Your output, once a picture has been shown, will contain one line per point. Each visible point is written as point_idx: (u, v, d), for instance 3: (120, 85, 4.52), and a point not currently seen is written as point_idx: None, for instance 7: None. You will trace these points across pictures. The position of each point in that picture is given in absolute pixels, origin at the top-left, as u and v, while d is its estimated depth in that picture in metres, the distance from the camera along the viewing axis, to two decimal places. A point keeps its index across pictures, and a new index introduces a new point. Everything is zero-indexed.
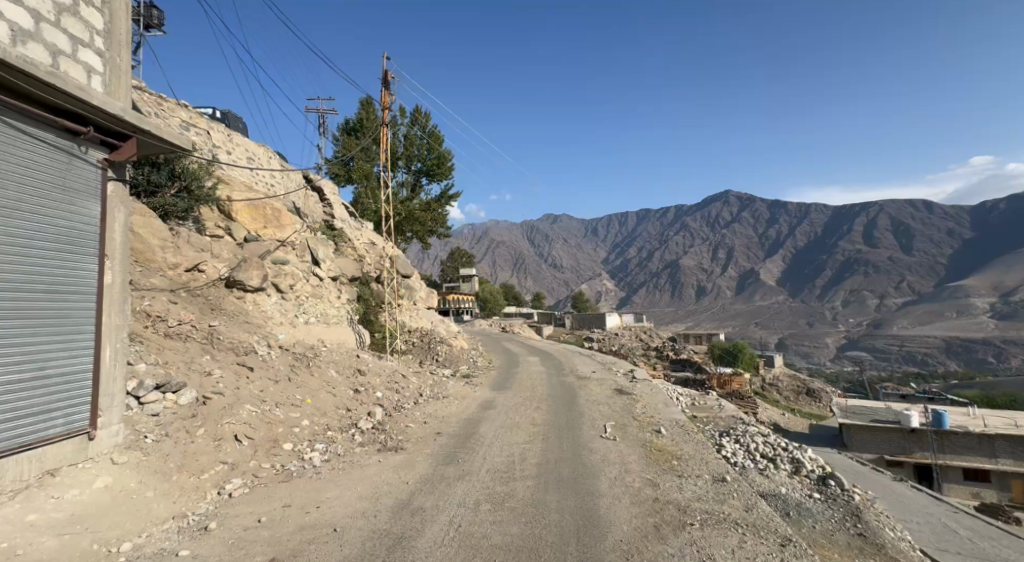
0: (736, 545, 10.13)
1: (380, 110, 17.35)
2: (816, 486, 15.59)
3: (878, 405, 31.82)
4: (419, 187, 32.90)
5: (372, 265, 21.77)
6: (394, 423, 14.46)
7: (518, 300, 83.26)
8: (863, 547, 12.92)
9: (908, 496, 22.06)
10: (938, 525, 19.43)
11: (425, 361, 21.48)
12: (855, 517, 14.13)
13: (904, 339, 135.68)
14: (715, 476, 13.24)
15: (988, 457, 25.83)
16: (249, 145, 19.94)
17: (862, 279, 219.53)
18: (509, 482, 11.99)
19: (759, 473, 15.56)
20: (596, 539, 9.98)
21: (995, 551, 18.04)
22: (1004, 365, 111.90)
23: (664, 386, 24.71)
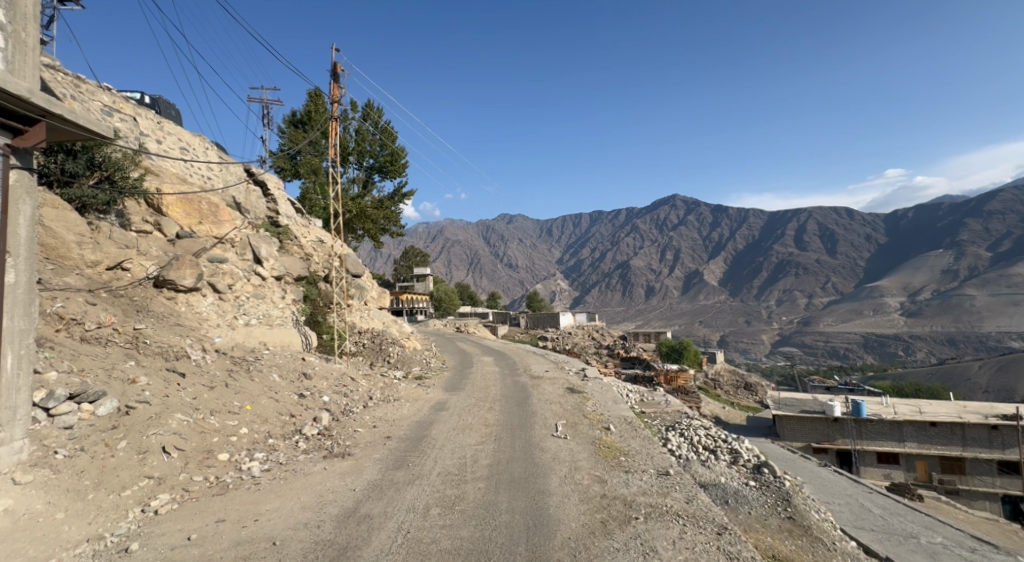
0: (679, 536, 10.23)
1: (329, 103, 16.61)
2: (752, 475, 15.97)
3: (806, 397, 32.74)
4: (371, 184, 32.00)
5: (319, 264, 20.93)
6: (342, 428, 13.87)
7: (473, 300, 82.26)
8: (792, 529, 13.50)
9: (831, 479, 23.02)
10: (856, 505, 20.28)
11: (376, 363, 20.84)
12: (785, 502, 14.60)
13: (831, 334, 144.08)
14: (660, 471, 13.23)
15: (896, 441, 27.28)
16: (182, 135, 18.76)
17: (796, 280, 230.69)
18: (460, 485, 11.61)
19: (701, 465, 15.81)
20: (545, 538, 9.80)
21: (903, 526, 18.96)
22: (911, 357, 120.78)
23: (613, 383, 24.83)
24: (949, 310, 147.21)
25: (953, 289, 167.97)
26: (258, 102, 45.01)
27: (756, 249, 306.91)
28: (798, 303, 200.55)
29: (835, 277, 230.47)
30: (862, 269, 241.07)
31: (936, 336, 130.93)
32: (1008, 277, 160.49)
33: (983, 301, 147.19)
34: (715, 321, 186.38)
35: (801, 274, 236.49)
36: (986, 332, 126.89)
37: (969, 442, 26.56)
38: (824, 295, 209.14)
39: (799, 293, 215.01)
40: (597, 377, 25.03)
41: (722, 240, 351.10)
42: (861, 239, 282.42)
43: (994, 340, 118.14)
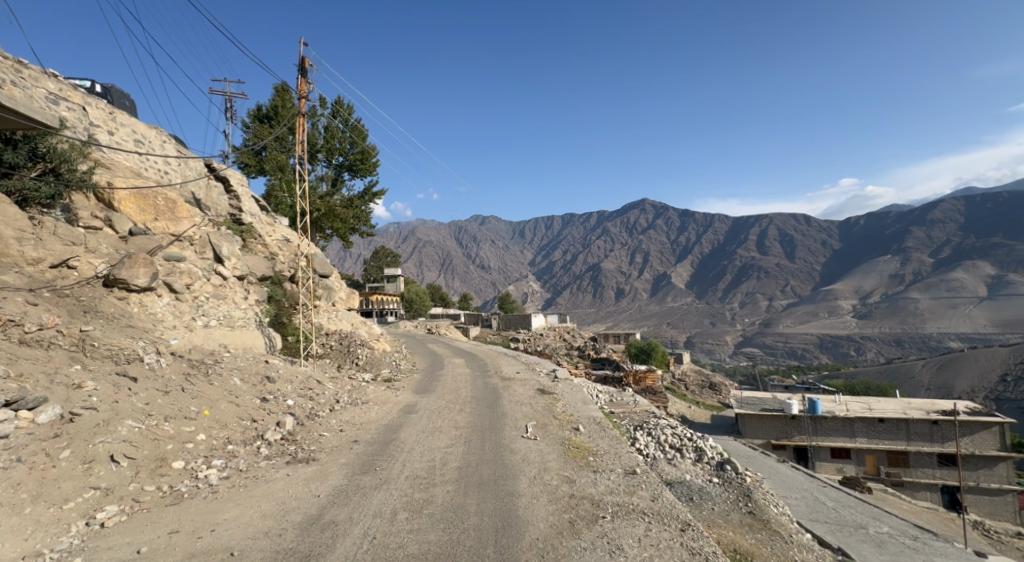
0: (645, 533, 10.24)
1: (296, 99, 16.08)
2: (715, 472, 16.18)
3: (768, 396, 32.98)
4: (340, 182, 31.37)
5: (284, 264, 20.31)
6: (307, 432, 13.42)
7: (445, 301, 81.55)
8: (752, 523, 13.79)
9: (789, 474, 23.44)
10: (811, 498, 20.64)
11: (344, 365, 20.36)
12: (746, 497, 14.87)
13: (789, 335, 148.40)
14: (628, 470, 13.13)
15: (848, 437, 28.09)
16: (136, 126, 17.94)
17: (758, 284, 236.83)
18: (429, 488, 11.32)
19: (667, 464, 15.88)
20: (514, 539, 9.65)
21: (856, 517, 19.41)
22: (862, 356, 125.63)
23: (584, 384, 24.77)
24: (896, 312, 154.33)
25: (900, 293, 176.35)
26: (220, 95, 43.51)
27: (720, 253, 313.85)
28: (759, 305, 206.01)
29: (795, 281, 237.46)
30: (819, 273, 249.84)
31: (884, 336, 137.12)
32: (949, 282, 169.42)
33: (927, 305, 155.21)
34: (681, 322, 189.31)
35: (762, 277, 243.18)
36: (928, 333, 133.82)
37: (913, 437, 27.62)
38: (783, 298, 215.49)
39: (760, 295, 220.87)
40: (566, 377, 25.10)
41: (688, 243, 358.20)
42: (818, 244, 292.96)
43: (936, 342, 124.19)
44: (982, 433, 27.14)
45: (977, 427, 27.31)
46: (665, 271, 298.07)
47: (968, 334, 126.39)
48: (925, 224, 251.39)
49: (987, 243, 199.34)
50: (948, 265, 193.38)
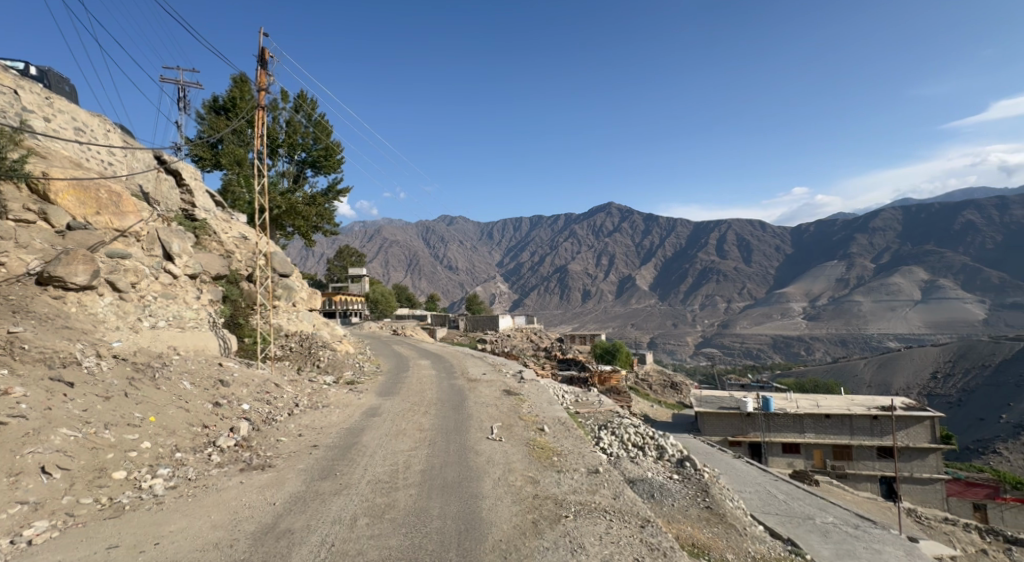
0: (606, 531, 10.14)
1: (255, 91, 15.42)
2: (675, 468, 16.20)
3: (725, 394, 33.46)
4: (303, 178, 30.51)
5: (242, 262, 19.52)
6: (263, 438, 12.83)
7: (412, 301, 80.43)
8: (710, 517, 13.79)
9: (744, 470, 23.80)
10: (763, 491, 20.99)
11: (304, 367, 19.68)
12: (705, 493, 14.89)
13: (746, 335, 152.95)
14: (590, 469, 12.98)
15: (798, 432, 28.93)
16: (76, 113, 16.94)
17: (717, 287, 242.96)
18: (391, 492, 10.92)
19: (630, 462, 15.76)
20: (476, 541, 9.42)
21: (803, 508, 19.83)
22: (812, 356, 130.48)
23: (550, 385, 24.58)
24: (842, 314, 161.31)
25: (846, 296, 184.36)
26: (173, 84, 41.75)
27: (682, 256, 320.77)
28: (718, 307, 211.24)
29: (752, 284, 244.68)
30: (773, 276, 258.48)
31: (831, 336, 142.78)
32: (889, 285, 178.46)
33: (869, 307, 163.09)
34: (644, 323, 192.65)
35: (721, 281, 249.53)
36: (869, 333, 140.45)
37: (856, 431, 28.51)
38: (740, 300, 221.83)
39: (719, 298, 226.69)
40: (532, 378, 24.95)
41: (652, 247, 364.80)
42: (772, 248, 303.22)
43: (877, 341, 130.15)
44: (916, 427, 28.21)
45: (911, 421, 28.37)
46: (629, 274, 302.63)
47: (905, 334, 133.37)
48: (869, 232, 263.95)
49: (924, 250, 210.97)
50: (888, 271, 203.83)
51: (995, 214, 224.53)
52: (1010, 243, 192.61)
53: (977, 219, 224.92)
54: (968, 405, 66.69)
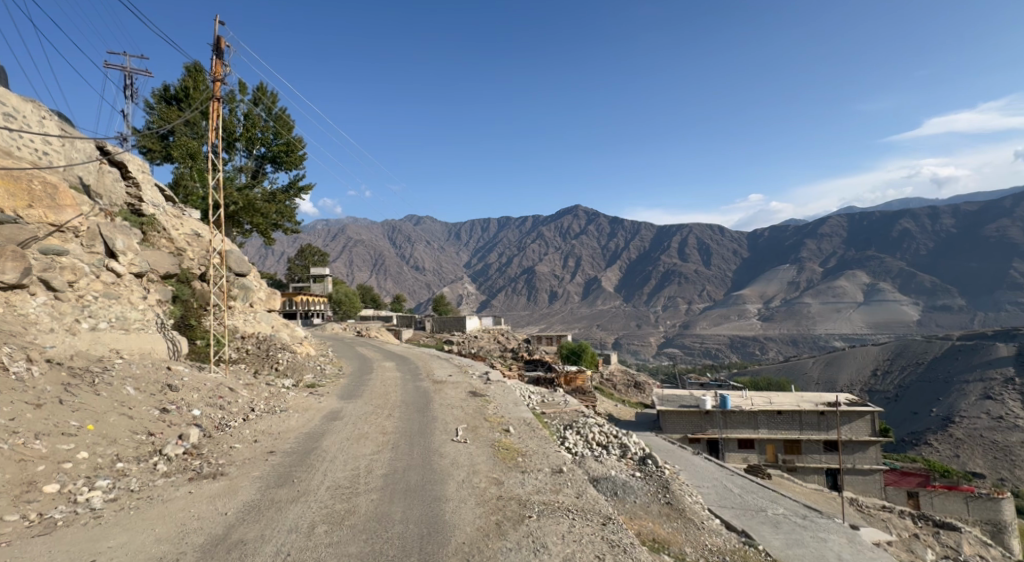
0: (569, 530, 9.93)
1: (210, 82, 14.69)
2: (638, 466, 16.13)
3: (685, 393, 33.73)
4: (261, 174, 29.49)
5: (194, 260, 18.65)
6: (214, 445, 12.18)
7: (377, 303, 78.96)
8: (670, 513, 13.80)
9: (703, 466, 24.02)
10: (721, 486, 21.20)
11: (261, 370, 18.92)
12: (665, 489, 14.85)
13: (704, 336, 156.22)
14: (554, 469, 12.77)
15: (752, 428, 29.56)
16: (7, 99, 15.81)
17: (677, 288, 247.84)
18: (351, 498, 10.47)
19: (594, 461, 15.56)
20: (439, 545, 9.11)
21: (757, 502, 20.08)
22: (765, 355, 134.41)
23: (516, 385, 24.44)
24: (793, 315, 166.38)
25: (797, 298, 190.98)
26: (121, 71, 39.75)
27: (645, 259, 326.00)
28: (680, 309, 215.09)
29: (711, 287, 250.58)
30: (731, 279, 265.45)
31: (783, 336, 147.40)
32: (834, 288, 185.93)
33: (818, 308, 169.38)
34: (609, 325, 195.01)
35: (682, 283, 254.42)
36: (817, 333, 145.59)
37: (805, 426, 29.38)
38: (701, 302, 226.60)
39: (680, 300, 231.12)
40: (500, 380, 24.47)
41: (617, 250, 369.83)
42: (729, 252, 311.47)
43: (825, 341, 135.07)
44: (858, 421, 29.21)
45: (853, 416, 29.41)
46: (594, 275, 305.88)
47: (849, 334, 139.23)
48: (818, 237, 274.79)
49: (867, 255, 221.07)
50: (835, 274, 212.64)
51: (929, 222, 238.18)
52: (942, 249, 204.99)
53: (913, 227, 237.93)
54: (904, 401, 71.33)
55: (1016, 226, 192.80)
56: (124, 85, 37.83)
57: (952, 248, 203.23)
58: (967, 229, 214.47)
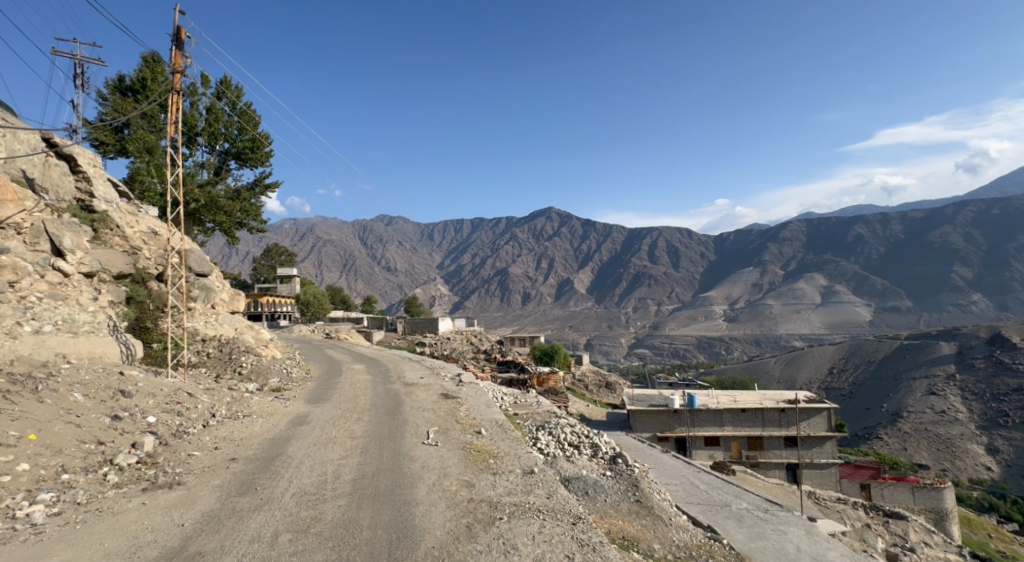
0: (539, 531, 9.74)
1: (168, 73, 14.03)
2: (609, 465, 16.00)
3: (654, 392, 33.94)
4: (225, 170, 28.59)
5: (151, 259, 17.86)
6: (171, 453, 11.58)
7: (347, 304, 77.68)
8: (638, 510, 13.73)
9: (671, 463, 24.10)
10: (688, 483, 21.28)
11: (223, 374, 18.22)
12: (635, 487, 14.79)
13: (672, 336, 158.32)
14: (526, 469, 12.55)
15: (718, 426, 29.88)
16: None
17: (646, 290, 251.16)
18: (317, 504, 10.05)
19: (566, 461, 15.35)
20: (407, 550, 8.82)
21: (722, 497, 20.19)
22: (729, 355, 137.18)
23: (488, 387, 24.18)
24: (756, 317, 169.89)
25: (760, 300, 195.48)
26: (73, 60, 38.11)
27: (615, 261, 329.41)
28: (649, 311, 217.65)
29: (679, 289, 254.61)
30: (698, 281, 270.25)
31: (747, 336, 150.69)
32: (794, 290, 191.25)
33: (779, 309, 173.77)
34: (581, 326, 196.18)
35: (652, 285, 257.82)
36: (778, 333, 149.49)
37: (767, 423, 29.77)
38: (669, 304, 229.74)
39: (649, 301, 234.06)
40: (471, 381, 24.14)
41: (587, 251, 372.73)
42: (696, 254, 317.03)
43: (785, 341, 138.68)
44: (815, 417, 29.79)
45: (812, 412, 29.96)
46: (565, 277, 307.42)
47: (807, 334, 143.40)
48: (779, 241, 282.59)
49: (825, 259, 228.46)
50: (795, 277, 218.80)
51: (880, 226, 247.77)
52: (892, 253, 213.66)
53: (866, 232, 247.25)
54: (857, 397, 73.44)
55: (957, 232, 202.96)
56: (77, 75, 36.29)
57: (902, 251, 211.96)
58: (915, 235, 224.13)
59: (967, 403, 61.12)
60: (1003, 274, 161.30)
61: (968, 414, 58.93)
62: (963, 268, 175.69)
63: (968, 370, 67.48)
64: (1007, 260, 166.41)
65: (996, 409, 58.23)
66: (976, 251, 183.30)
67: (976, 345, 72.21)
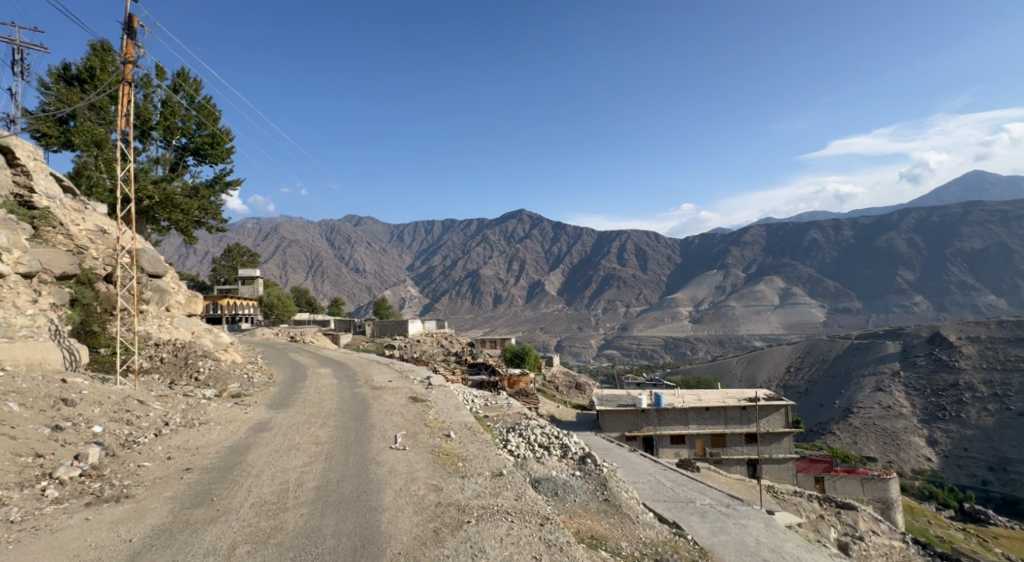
0: (506, 532, 9.49)
1: (119, 63, 13.26)
2: (578, 465, 15.78)
3: (623, 392, 33.98)
4: (182, 167, 27.52)
5: (98, 259, 16.93)
6: (120, 464, 10.86)
7: (313, 306, 75.91)
8: (607, 509, 13.55)
9: (638, 462, 24.07)
10: (655, 481, 21.28)
11: (178, 380, 17.37)
12: (604, 487, 14.61)
13: (640, 338, 160.17)
14: (495, 472, 12.21)
15: (683, 424, 30.05)
16: None
17: (614, 292, 253.82)
18: (278, 514, 9.54)
19: (536, 462, 15.07)
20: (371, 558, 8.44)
21: (687, 494, 20.21)
22: (694, 354, 139.62)
23: (458, 389, 23.73)
24: (719, 318, 173.15)
25: (722, 302, 199.63)
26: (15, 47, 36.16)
27: (584, 263, 332.12)
28: (618, 313, 219.75)
29: (647, 291, 258.10)
30: (664, 284, 274.49)
31: (711, 336, 153.67)
32: (755, 292, 196.04)
33: (741, 310, 177.78)
34: (549, 328, 196.65)
35: (620, 287, 260.68)
36: (740, 333, 153.08)
37: (729, 421, 30.10)
38: (638, 306, 232.90)
39: (618, 304, 236.37)
40: (442, 384, 23.65)
41: (557, 253, 374.91)
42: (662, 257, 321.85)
43: (746, 341, 141.95)
44: (774, 414, 30.27)
45: (770, 409, 30.44)
46: (534, 279, 308.37)
47: (767, 334, 147.23)
48: (741, 245, 289.61)
49: (783, 262, 235.29)
50: (756, 279, 224.44)
51: (833, 231, 257.22)
52: (845, 257, 221.63)
53: (821, 237, 256.00)
54: (812, 394, 75.41)
55: (902, 238, 212.72)
56: (19, 63, 34.46)
57: (853, 255, 220.28)
58: (864, 239, 233.68)
59: (911, 400, 63.80)
60: (943, 277, 169.70)
61: (911, 409, 61.84)
62: (907, 272, 184.22)
63: (911, 367, 70.57)
64: (945, 265, 176.35)
65: (935, 403, 62.14)
66: (917, 255, 193.24)
67: (918, 344, 75.57)
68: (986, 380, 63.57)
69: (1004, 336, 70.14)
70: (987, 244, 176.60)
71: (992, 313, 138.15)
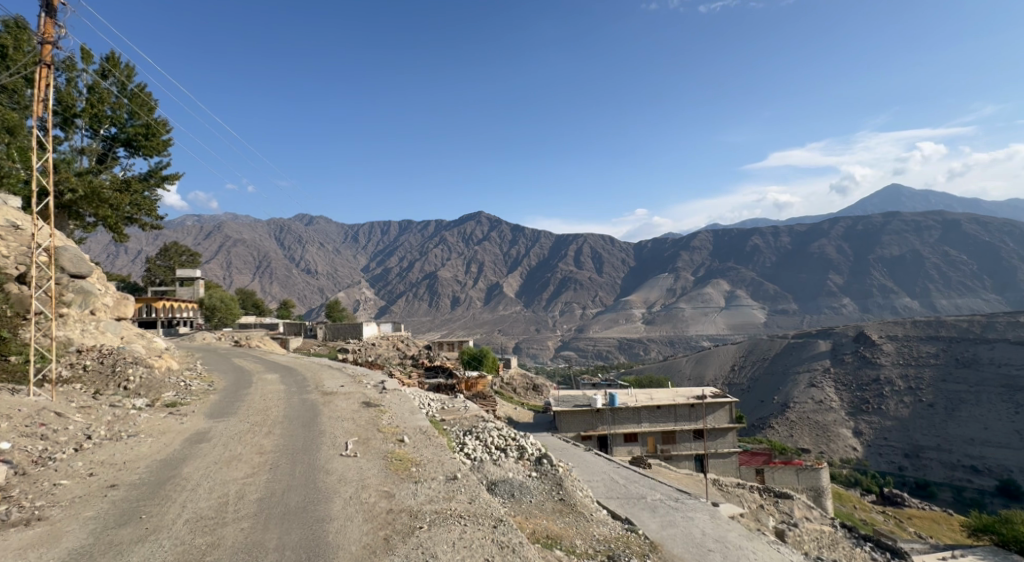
0: (459, 537, 8.94)
1: (37, 43, 12.08)
2: (534, 466, 15.32)
3: (579, 393, 33.84)
4: (111, 158, 25.76)
5: (10, 257, 15.49)
6: (31, 484, 9.76)
7: (259, 309, 72.98)
8: (562, 509, 13.15)
9: (592, 461, 23.85)
10: (608, 479, 21.10)
11: (105, 389, 16.00)
12: (559, 487, 14.21)
13: (594, 339, 162.28)
14: (449, 476, 11.59)
15: (635, 423, 30.15)
16: None
17: (568, 294, 256.32)
18: (214, 530, 8.70)
19: (492, 464, 14.57)
20: None
21: (639, 490, 20.10)
22: (647, 354, 142.42)
23: (414, 393, 22.96)
24: (669, 319, 177.25)
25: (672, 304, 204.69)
26: None
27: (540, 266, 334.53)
28: (574, 315, 221.85)
29: (602, 294, 261.88)
30: (619, 288, 278.99)
31: (662, 337, 157.06)
32: (703, 294, 201.76)
33: (689, 311, 182.64)
34: (507, 331, 196.61)
35: (575, 289, 263.53)
36: (689, 333, 157.21)
37: (679, 418, 30.43)
38: (593, 308, 236.06)
39: (574, 306, 238.76)
40: (396, 388, 22.79)
41: (513, 255, 375.92)
42: (616, 260, 327.50)
43: (695, 341, 145.81)
44: (720, 410, 30.83)
45: (717, 406, 30.97)
46: (490, 281, 308.03)
47: (713, 334, 151.73)
48: (689, 248, 298.12)
49: (727, 265, 243.34)
50: (704, 281, 231.26)
51: (773, 237, 267.98)
52: (783, 260, 231.24)
53: (761, 243, 266.45)
54: (753, 390, 77.82)
55: (831, 243, 223.76)
56: None
57: (791, 259, 230.20)
58: (801, 243, 244.50)
59: (839, 393, 66.77)
60: (867, 280, 179.95)
61: (840, 402, 64.74)
62: (836, 274, 194.17)
63: (839, 363, 73.88)
64: (871, 268, 186.85)
65: (860, 397, 65.09)
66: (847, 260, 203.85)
67: (846, 342, 79.16)
68: (903, 374, 67.33)
69: (923, 335, 74.46)
70: (904, 251, 188.76)
71: (908, 312, 147.63)
